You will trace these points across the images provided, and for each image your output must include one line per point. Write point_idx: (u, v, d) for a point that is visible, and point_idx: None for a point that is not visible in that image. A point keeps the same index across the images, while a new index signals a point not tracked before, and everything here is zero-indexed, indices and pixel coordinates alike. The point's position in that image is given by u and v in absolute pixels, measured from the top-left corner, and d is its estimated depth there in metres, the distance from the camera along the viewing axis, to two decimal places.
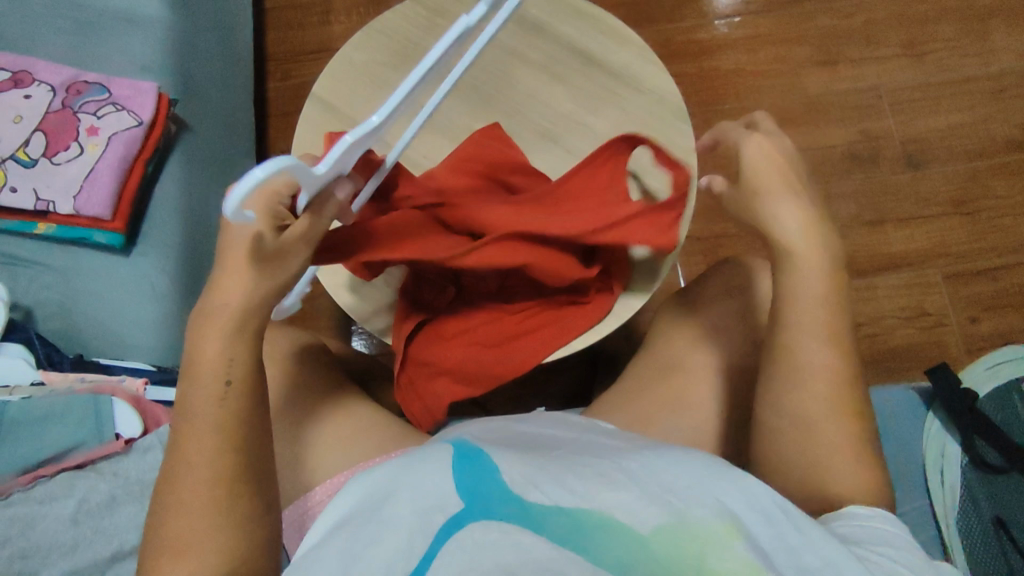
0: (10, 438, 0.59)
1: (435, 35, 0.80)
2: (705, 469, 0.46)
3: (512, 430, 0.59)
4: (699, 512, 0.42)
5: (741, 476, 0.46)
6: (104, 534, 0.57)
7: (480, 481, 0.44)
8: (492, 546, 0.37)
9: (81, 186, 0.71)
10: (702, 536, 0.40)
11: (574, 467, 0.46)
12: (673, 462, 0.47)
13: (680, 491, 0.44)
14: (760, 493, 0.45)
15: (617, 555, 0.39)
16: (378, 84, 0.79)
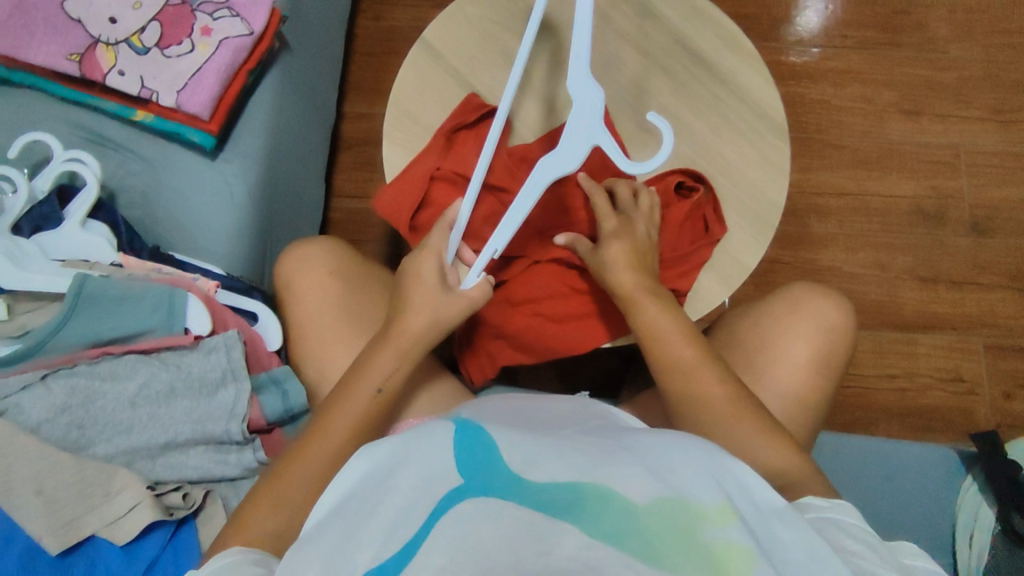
0: (81, 310, 0.59)
1: None
2: (703, 456, 0.47)
3: (524, 413, 0.60)
4: (695, 494, 0.43)
5: (738, 466, 0.47)
6: (158, 422, 0.57)
7: (483, 459, 0.46)
8: (485, 521, 0.40)
9: (186, 82, 0.71)
10: (695, 518, 0.41)
11: (578, 448, 0.48)
12: (675, 448, 0.48)
13: (676, 473, 0.45)
14: (764, 495, 0.46)
15: (613, 526, 0.39)
16: (488, 40, 0.78)
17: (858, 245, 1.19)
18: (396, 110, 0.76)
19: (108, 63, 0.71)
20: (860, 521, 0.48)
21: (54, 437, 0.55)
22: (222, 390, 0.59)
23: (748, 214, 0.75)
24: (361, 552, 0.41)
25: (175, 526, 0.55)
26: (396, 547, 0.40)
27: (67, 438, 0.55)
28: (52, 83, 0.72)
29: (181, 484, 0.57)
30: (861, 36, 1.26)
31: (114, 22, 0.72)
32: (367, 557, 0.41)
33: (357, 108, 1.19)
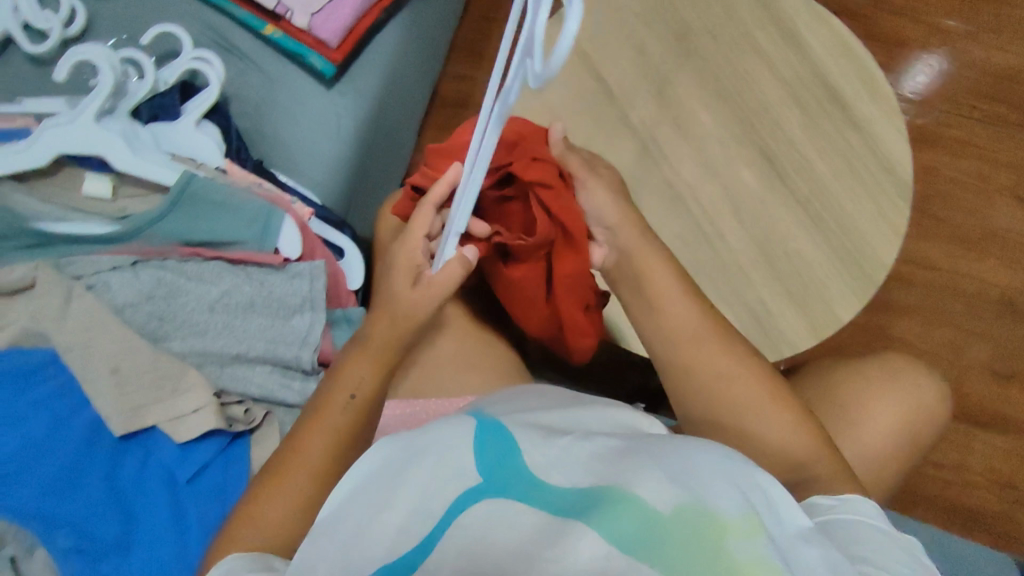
0: (180, 206, 0.60)
1: (697, 8, 0.77)
2: (730, 462, 0.43)
3: (547, 391, 0.56)
4: (720, 502, 0.39)
5: (766, 476, 0.43)
6: (231, 333, 0.58)
7: (498, 454, 0.44)
8: (498, 537, 0.39)
9: (322, 7, 0.71)
10: (722, 529, 0.38)
11: (604, 445, 0.45)
12: (703, 453, 0.44)
13: (702, 477, 0.41)
14: (792, 516, 0.42)
15: (631, 540, 0.37)
16: (623, 32, 0.76)
17: (935, 323, 1.14)
18: (517, 81, 0.74)
19: None
20: (869, 519, 0.46)
21: (135, 323, 0.56)
22: (299, 317, 0.60)
23: (850, 262, 0.70)
24: (379, 544, 0.41)
25: (230, 438, 0.55)
26: (412, 549, 0.40)
27: (147, 327, 0.56)
28: None
29: (245, 399, 0.57)
30: (991, 110, 1.19)
31: None
32: (387, 545, 0.41)
33: (462, 69, 1.18)
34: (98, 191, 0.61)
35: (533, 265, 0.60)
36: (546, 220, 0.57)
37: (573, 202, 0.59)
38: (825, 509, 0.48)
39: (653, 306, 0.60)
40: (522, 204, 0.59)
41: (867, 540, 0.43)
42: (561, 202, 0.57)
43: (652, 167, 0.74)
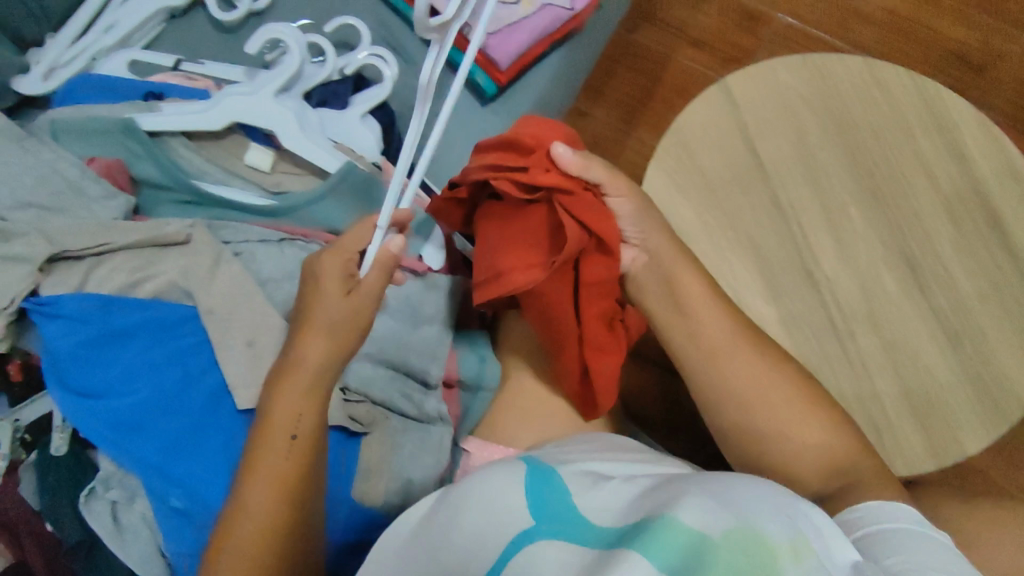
0: (337, 194, 0.61)
1: (864, 103, 0.75)
2: (773, 492, 0.38)
3: (601, 451, 0.53)
4: (768, 526, 0.34)
5: (812, 506, 0.38)
6: (363, 330, 0.58)
7: (548, 497, 0.40)
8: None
9: (500, 29, 0.72)
10: (771, 553, 0.33)
11: (651, 490, 0.41)
12: (750, 484, 0.40)
13: (749, 505, 0.36)
14: (841, 549, 0.37)
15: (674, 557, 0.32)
16: (785, 108, 0.76)
17: None
18: (672, 138, 0.75)
19: None
20: (902, 519, 0.48)
21: (275, 299, 0.57)
22: (427, 329, 0.60)
23: (980, 385, 0.68)
24: None
25: (346, 436, 0.54)
26: None
27: (285, 307, 0.57)
28: None
29: (365, 399, 0.56)
30: None
31: None
32: None
33: None
34: (260, 163, 0.63)
35: (546, 274, 0.55)
36: (573, 225, 0.54)
37: (601, 207, 0.56)
38: (859, 522, 0.50)
39: (684, 313, 0.60)
40: (545, 212, 0.56)
41: (900, 539, 0.46)
42: (592, 212, 0.55)
43: (792, 251, 0.74)
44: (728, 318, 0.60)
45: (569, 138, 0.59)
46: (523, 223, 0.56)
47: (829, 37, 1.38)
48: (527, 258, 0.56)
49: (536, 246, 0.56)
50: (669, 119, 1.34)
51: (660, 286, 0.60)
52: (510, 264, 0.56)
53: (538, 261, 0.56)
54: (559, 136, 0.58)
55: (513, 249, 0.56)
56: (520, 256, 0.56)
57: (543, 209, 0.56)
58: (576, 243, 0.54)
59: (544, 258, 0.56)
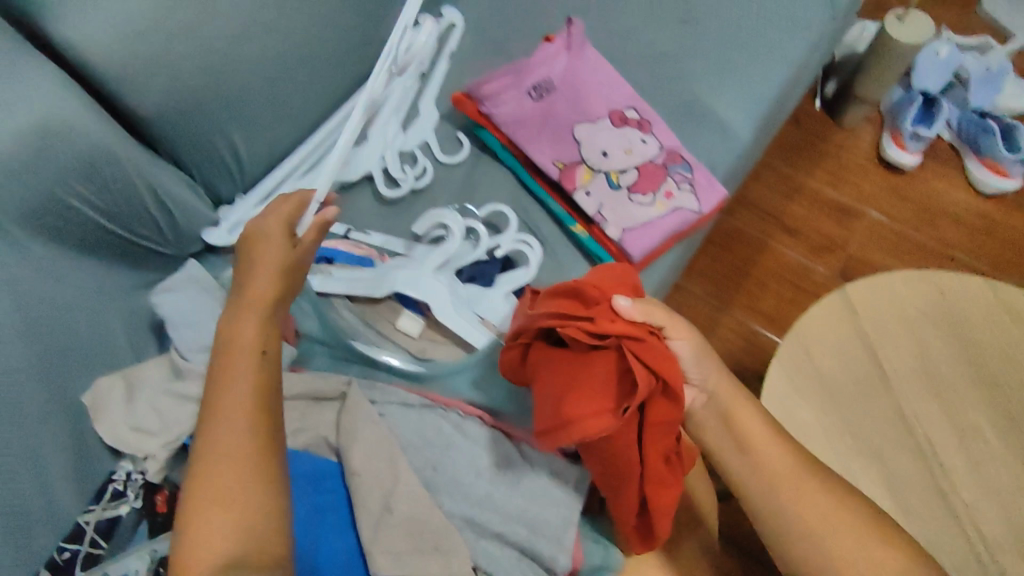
0: (477, 366, 0.66)
1: (988, 321, 0.77)
2: None
3: None
4: None
5: None
6: (493, 506, 0.59)
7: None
8: None
9: (635, 226, 0.80)
10: None
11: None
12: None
13: None
14: None
15: None
16: (906, 321, 0.78)
17: None
18: (795, 343, 0.76)
19: (583, 181, 0.82)
20: None
21: (412, 464, 0.59)
22: (556, 511, 0.59)
23: None
24: None
25: None
26: None
27: (420, 474, 0.59)
28: (528, 173, 0.86)
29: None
30: None
31: (603, 155, 0.83)
32: None
33: None
34: (410, 328, 0.69)
35: (619, 420, 0.53)
36: (644, 371, 0.54)
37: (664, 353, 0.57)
38: None
39: (745, 448, 0.62)
40: (614, 357, 0.55)
41: None
42: (661, 359, 0.55)
43: (922, 466, 0.72)
44: (802, 460, 0.62)
45: (624, 278, 0.61)
46: (591, 368, 0.55)
47: (919, 236, 1.46)
48: (596, 405, 0.54)
49: (604, 392, 0.54)
50: (760, 299, 1.37)
51: (719, 423, 0.64)
52: (581, 412, 0.54)
53: (608, 406, 0.54)
54: (618, 281, 0.61)
55: (580, 397, 0.54)
56: (590, 406, 0.54)
57: (610, 353, 0.55)
58: (646, 390, 0.53)
59: (617, 405, 0.54)
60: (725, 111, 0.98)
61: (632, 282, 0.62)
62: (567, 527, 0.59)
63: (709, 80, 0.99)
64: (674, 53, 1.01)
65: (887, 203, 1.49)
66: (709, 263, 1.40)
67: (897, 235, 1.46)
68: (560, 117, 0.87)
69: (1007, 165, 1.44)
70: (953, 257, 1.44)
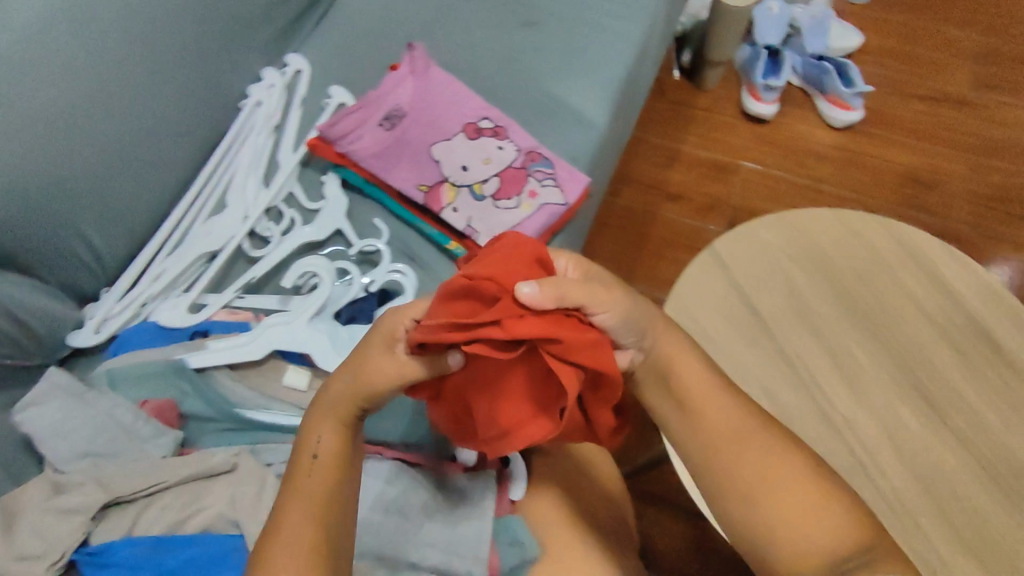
0: (376, 411, 0.70)
1: (843, 249, 0.84)
2: None
3: None
4: None
5: None
6: (406, 537, 0.59)
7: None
8: None
9: (505, 231, 0.80)
10: None
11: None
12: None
13: None
14: None
15: None
16: (773, 266, 0.83)
17: None
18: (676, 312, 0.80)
19: (448, 199, 0.83)
20: None
21: None
22: (469, 526, 0.61)
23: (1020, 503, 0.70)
24: None
25: None
26: None
27: None
28: (395, 203, 0.86)
29: None
30: None
31: (464, 169, 0.84)
32: None
33: None
34: (297, 384, 0.67)
35: (558, 422, 0.52)
36: (570, 371, 0.49)
37: (603, 346, 0.51)
38: None
39: (689, 408, 0.56)
40: (532, 363, 0.52)
41: None
42: (585, 350, 0.50)
43: (808, 399, 0.76)
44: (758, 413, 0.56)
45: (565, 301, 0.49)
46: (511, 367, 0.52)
47: (788, 176, 1.55)
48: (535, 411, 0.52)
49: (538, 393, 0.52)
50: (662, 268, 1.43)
51: (659, 382, 0.57)
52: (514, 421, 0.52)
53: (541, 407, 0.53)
54: (517, 254, 0.51)
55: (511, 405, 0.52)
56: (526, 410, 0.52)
57: (526, 360, 0.51)
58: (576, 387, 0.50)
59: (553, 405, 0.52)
60: (577, 102, 1.00)
61: (537, 252, 0.52)
62: (482, 539, 0.60)
63: (558, 75, 1.01)
64: (521, 57, 1.03)
65: (755, 151, 1.59)
66: (605, 244, 1.46)
67: (769, 179, 1.55)
68: (415, 141, 0.87)
69: (847, 98, 1.57)
70: (825, 189, 1.54)
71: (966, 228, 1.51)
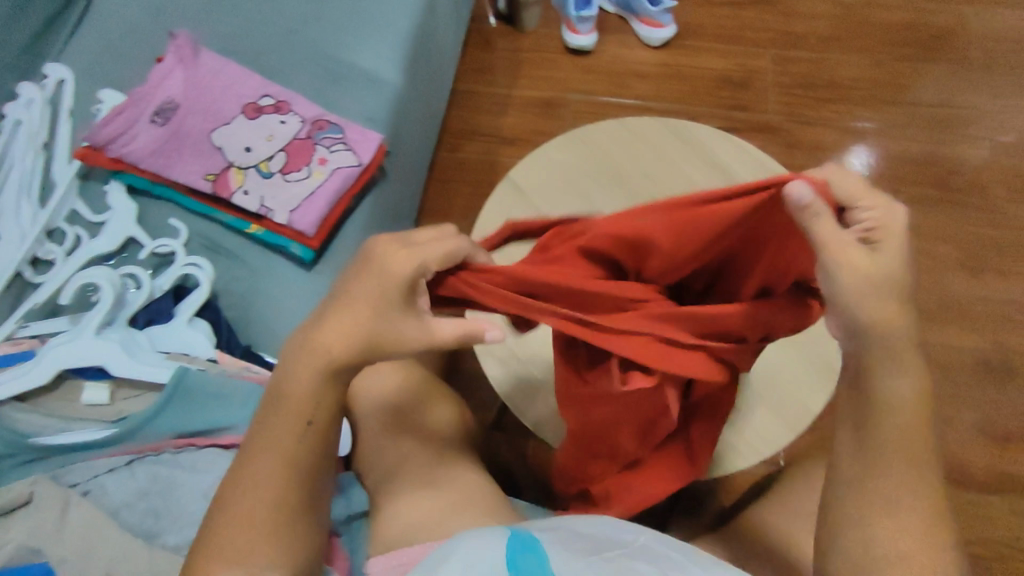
0: (177, 401, 0.64)
1: (628, 154, 0.86)
2: None
3: (593, 529, 0.59)
4: None
5: None
6: None
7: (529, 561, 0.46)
8: None
9: (299, 204, 0.81)
10: None
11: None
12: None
13: None
14: None
15: None
16: (569, 183, 0.85)
17: None
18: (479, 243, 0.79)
19: (237, 183, 0.82)
20: None
21: (131, 522, 0.59)
22: None
23: (815, 362, 0.73)
24: None
25: None
26: None
27: (142, 527, 0.59)
28: (185, 198, 0.83)
29: None
30: (918, 193, 1.32)
31: (248, 150, 0.83)
32: None
33: None
34: (97, 399, 0.66)
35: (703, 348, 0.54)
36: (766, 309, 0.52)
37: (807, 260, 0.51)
38: None
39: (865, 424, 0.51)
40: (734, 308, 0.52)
41: None
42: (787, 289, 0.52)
43: None
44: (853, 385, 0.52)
45: (672, 210, 0.49)
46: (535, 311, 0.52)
47: (611, 98, 1.51)
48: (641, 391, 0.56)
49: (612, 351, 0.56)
50: None
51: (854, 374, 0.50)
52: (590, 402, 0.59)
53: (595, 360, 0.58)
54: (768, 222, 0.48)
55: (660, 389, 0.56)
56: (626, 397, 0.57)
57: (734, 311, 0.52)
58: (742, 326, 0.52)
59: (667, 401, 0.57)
60: (366, 60, 0.96)
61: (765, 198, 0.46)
62: None
63: (340, 37, 0.97)
64: (301, 27, 0.97)
65: (578, 80, 1.53)
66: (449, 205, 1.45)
67: (596, 106, 1.52)
68: (193, 131, 0.83)
69: (657, 15, 1.50)
70: (648, 104, 1.49)
71: (779, 119, 1.43)
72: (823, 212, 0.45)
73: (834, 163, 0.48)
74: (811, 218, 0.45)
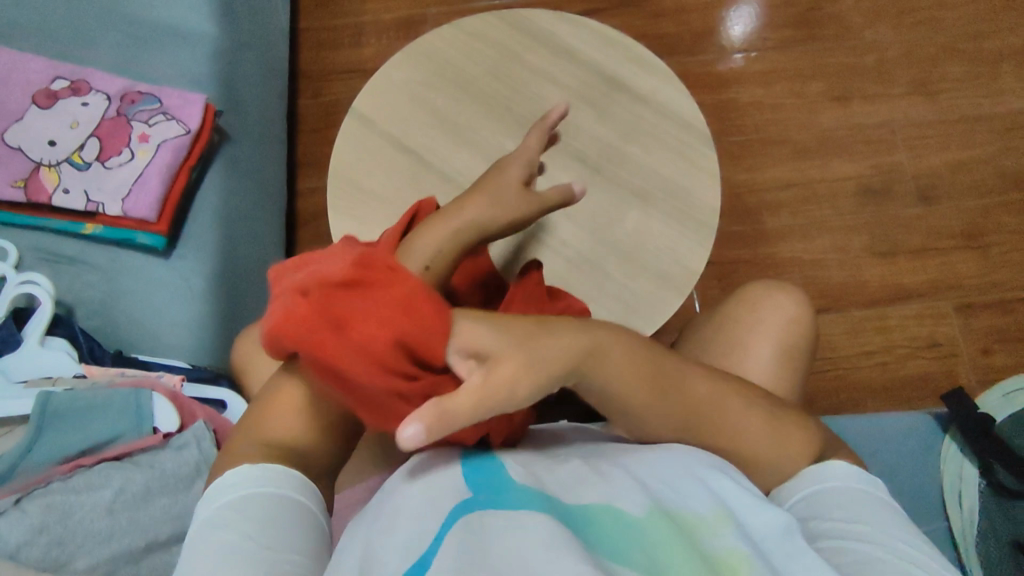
0: (49, 427, 0.61)
1: (471, 57, 0.82)
2: (698, 462, 0.49)
3: (556, 440, 0.58)
4: (692, 505, 0.44)
5: (731, 471, 0.49)
6: (138, 525, 0.58)
7: (490, 481, 0.44)
8: (503, 533, 0.39)
9: (130, 189, 0.74)
10: (695, 530, 0.43)
11: (570, 466, 0.49)
12: (661, 455, 0.51)
13: (673, 483, 0.46)
14: (758, 503, 0.46)
15: (618, 540, 0.41)
16: (414, 102, 0.80)
17: (812, 232, 1.20)
18: (337, 182, 0.77)
19: (53, 183, 0.74)
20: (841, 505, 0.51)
21: (33, 559, 0.54)
22: (197, 483, 0.61)
23: (686, 221, 0.76)
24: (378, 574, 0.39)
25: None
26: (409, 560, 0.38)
27: (46, 558, 0.54)
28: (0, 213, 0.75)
29: None
30: (780, 36, 1.31)
31: (53, 144, 0.76)
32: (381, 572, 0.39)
33: (309, 182, 1.26)
34: None
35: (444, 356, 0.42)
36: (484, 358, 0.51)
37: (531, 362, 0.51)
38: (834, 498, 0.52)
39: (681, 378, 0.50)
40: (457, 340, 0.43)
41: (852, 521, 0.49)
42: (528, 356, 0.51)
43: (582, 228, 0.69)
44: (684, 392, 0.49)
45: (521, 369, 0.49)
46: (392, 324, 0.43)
47: (474, 4, 1.35)
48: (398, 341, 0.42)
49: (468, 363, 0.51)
50: None
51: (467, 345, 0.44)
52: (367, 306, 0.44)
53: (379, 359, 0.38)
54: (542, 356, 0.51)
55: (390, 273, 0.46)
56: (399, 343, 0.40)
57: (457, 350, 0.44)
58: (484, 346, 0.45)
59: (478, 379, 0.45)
60: (171, 14, 0.84)
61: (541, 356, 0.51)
62: None
63: None
64: None
65: None
66: (324, 152, 1.28)
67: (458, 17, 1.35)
68: None
69: None
70: (508, 6, 1.34)
71: None
72: (567, 17, 0.84)
73: (574, 18, 0.84)
74: (581, 23, 0.84)
